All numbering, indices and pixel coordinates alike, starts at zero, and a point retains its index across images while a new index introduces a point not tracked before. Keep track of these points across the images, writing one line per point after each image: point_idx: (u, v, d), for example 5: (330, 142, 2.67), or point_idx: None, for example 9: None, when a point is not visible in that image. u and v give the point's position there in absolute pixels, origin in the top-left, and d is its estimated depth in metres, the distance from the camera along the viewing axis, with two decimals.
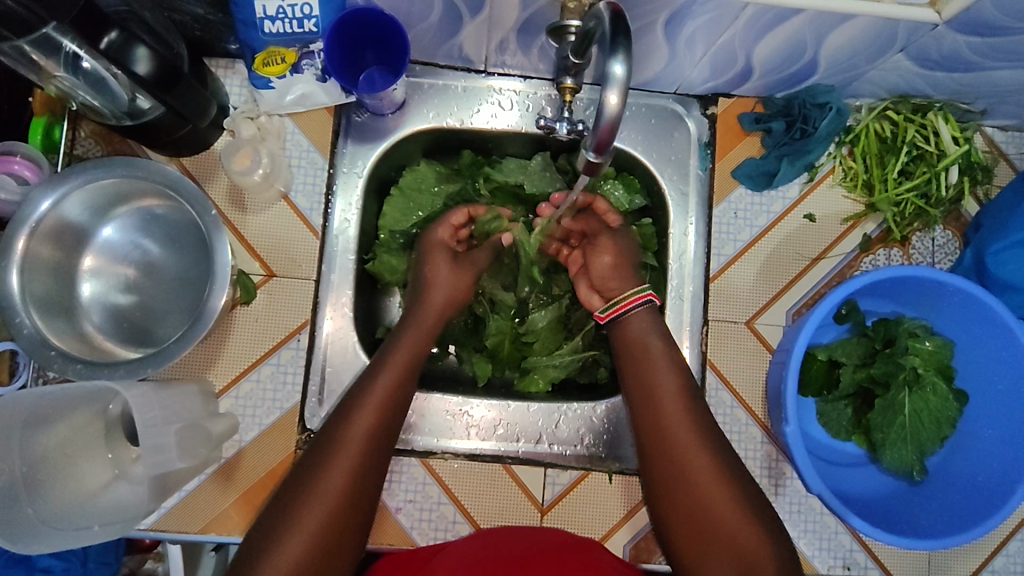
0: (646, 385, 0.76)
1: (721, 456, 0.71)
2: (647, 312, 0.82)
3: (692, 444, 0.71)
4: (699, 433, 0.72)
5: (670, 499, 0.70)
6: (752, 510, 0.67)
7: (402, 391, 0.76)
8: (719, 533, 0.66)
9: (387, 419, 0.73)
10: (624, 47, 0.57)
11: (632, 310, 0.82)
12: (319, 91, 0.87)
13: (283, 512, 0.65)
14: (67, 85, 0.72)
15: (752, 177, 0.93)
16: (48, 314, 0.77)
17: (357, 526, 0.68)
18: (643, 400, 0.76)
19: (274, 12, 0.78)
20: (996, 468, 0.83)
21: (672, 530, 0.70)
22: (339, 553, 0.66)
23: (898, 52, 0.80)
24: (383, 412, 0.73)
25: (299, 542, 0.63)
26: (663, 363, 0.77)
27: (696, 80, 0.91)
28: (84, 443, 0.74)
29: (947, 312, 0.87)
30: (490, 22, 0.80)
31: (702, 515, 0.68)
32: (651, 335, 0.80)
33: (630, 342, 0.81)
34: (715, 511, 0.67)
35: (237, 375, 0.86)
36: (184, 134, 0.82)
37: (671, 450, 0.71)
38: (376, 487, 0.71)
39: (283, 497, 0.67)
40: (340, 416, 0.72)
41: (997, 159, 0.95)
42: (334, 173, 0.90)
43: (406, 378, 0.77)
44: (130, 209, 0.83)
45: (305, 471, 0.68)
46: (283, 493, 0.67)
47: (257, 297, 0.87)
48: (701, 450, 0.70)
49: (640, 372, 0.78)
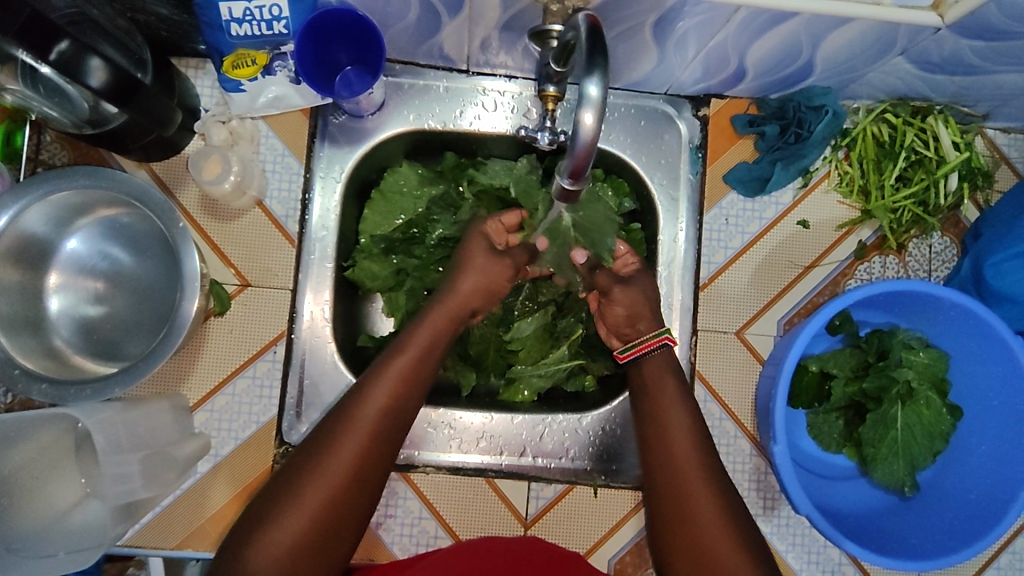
0: (652, 393, 0.78)
1: (712, 466, 0.71)
2: (666, 354, 0.81)
3: (688, 455, 0.72)
4: (690, 436, 0.73)
5: (659, 505, 0.70)
6: (737, 525, 0.67)
7: (409, 390, 0.72)
8: (697, 540, 0.66)
9: (391, 419, 0.69)
10: (599, 67, 0.54)
11: (653, 352, 0.81)
12: (293, 93, 0.84)
13: (266, 509, 0.63)
14: (20, 96, 0.70)
15: (745, 182, 0.90)
16: (12, 331, 0.74)
17: (347, 531, 0.65)
18: (651, 410, 0.76)
19: (240, 14, 0.75)
20: (988, 485, 0.81)
21: (659, 536, 0.69)
22: (323, 557, 0.63)
23: (898, 55, 0.76)
24: (387, 412, 0.69)
25: (282, 542, 0.61)
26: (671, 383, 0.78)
27: (688, 81, 0.87)
28: (53, 461, 0.72)
29: (944, 325, 0.84)
30: (470, 21, 0.76)
31: (681, 514, 0.68)
32: (668, 369, 0.80)
33: (642, 369, 0.81)
34: (696, 518, 0.67)
35: (211, 388, 0.83)
36: (151, 142, 0.78)
37: (669, 458, 0.72)
38: (373, 491, 0.67)
39: (270, 493, 0.64)
40: (341, 413, 0.69)
41: (997, 163, 0.92)
42: (310, 177, 0.87)
43: (413, 377, 0.73)
44: (96, 218, 0.80)
45: (296, 468, 0.65)
46: (268, 493, 0.65)
47: (231, 307, 0.84)
48: (691, 452, 0.72)
49: (652, 387, 0.78)
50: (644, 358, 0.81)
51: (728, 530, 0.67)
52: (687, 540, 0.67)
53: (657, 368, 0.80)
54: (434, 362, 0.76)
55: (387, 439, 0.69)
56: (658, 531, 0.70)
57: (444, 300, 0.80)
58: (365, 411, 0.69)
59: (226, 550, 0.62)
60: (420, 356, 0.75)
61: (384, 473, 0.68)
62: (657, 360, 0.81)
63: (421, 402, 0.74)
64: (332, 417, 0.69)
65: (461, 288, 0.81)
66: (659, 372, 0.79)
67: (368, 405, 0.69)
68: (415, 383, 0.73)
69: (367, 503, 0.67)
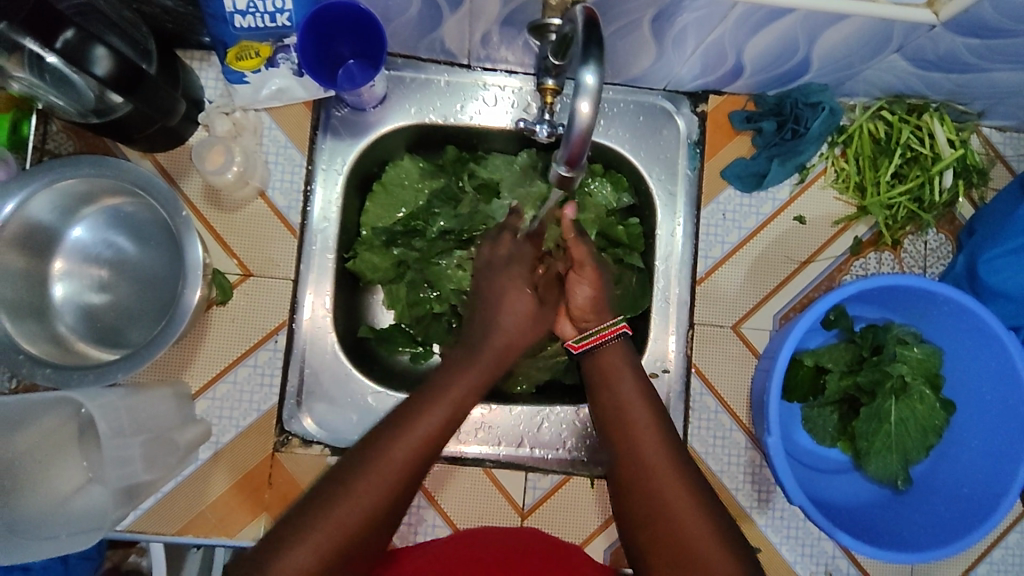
0: (618, 396, 0.73)
1: (675, 451, 0.67)
2: (623, 344, 0.78)
3: (655, 444, 0.67)
4: (660, 432, 0.68)
5: (626, 498, 0.66)
6: (714, 518, 0.62)
7: (464, 413, 0.65)
8: (678, 537, 0.61)
9: (446, 435, 0.62)
10: (596, 57, 0.55)
11: (608, 342, 0.78)
12: (295, 86, 0.85)
13: (295, 522, 0.54)
14: (27, 84, 0.71)
15: (742, 178, 0.91)
16: (17, 316, 0.75)
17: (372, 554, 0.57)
18: (606, 406, 0.73)
19: (244, 6, 0.76)
20: (980, 479, 0.82)
21: (634, 536, 0.64)
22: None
23: (894, 52, 0.77)
24: (442, 429, 0.62)
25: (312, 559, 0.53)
26: (628, 380, 0.75)
27: (686, 77, 0.88)
28: (56, 446, 0.73)
29: (937, 320, 0.85)
30: (471, 15, 0.77)
31: (660, 514, 0.63)
32: (627, 366, 0.76)
33: (595, 361, 0.78)
34: (670, 513, 0.62)
35: (213, 376, 0.84)
36: (155, 132, 0.79)
37: (629, 446, 0.68)
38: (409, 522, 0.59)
39: (301, 506, 0.56)
40: (394, 422, 0.61)
41: (993, 161, 0.93)
42: (312, 169, 0.88)
43: (471, 401, 0.66)
44: (101, 207, 0.81)
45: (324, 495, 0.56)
46: (304, 502, 0.56)
47: (234, 297, 0.85)
48: (661, 448, 0.67)
49: (608, 383, 0.75)
50: (597, 349, 0.78)
51: (709, 525, 0.61)
52: (664, 534, 0.62)
53: (615, 363, 0.77)
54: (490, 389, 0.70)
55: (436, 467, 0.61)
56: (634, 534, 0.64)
57: (490, 319, 0.74)
58: (416, 431, 0.60)
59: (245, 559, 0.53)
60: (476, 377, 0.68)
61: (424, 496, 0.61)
62: (611, 350, 0.78)
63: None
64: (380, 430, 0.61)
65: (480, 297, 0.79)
66: (612, 371, 0.76)
67: (424, 422, 0.61)
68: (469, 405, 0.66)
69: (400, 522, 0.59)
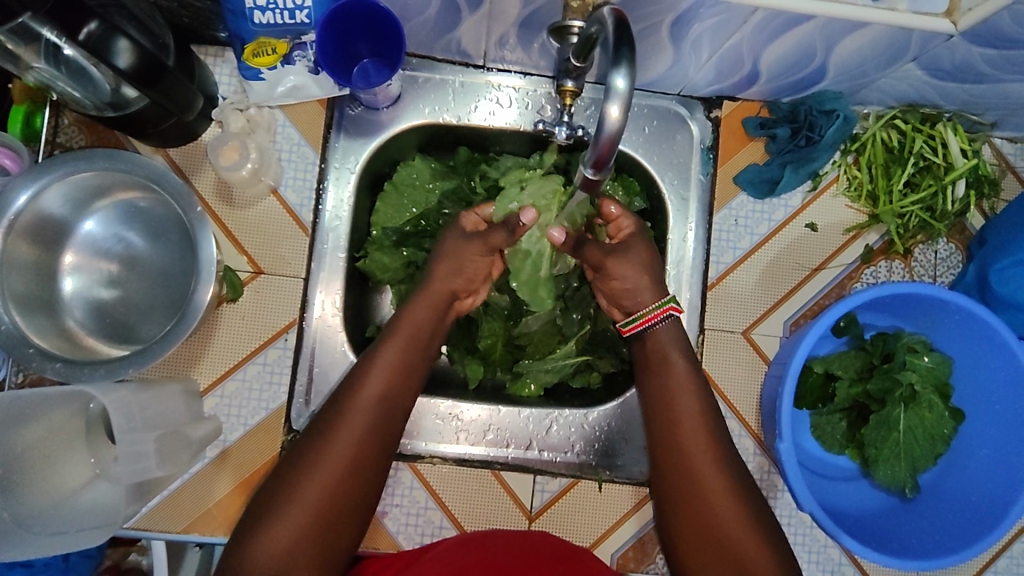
0: (666, 379, 0.77)
1: (715, 436, 0.73)
2: (670, 326, 0.79)
3: (699, 437, 0.73)
4: (705, 427, 0.73)
5: (667, 481, 0.73)
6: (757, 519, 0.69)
7: (405, 377, 0.74)
8: (720, 533, 0.68)
9: (386, 403, 0.71)
10: (627, 58, 0.55)
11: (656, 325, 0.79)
12: (311, 83, 0.85)
13: (262, 510, 0.64)
14: (46, 76, 0.71)
15: (755, 183, 0.91)
16: (27, 309, 0.74)
17: (347, 523, 0.66)
18: (659, 388, 0.77)
19: (264, 2, 0.76)
20: (987, 486, 0.82)
21: (675, 522, 0.71)
22: (327, 549, 0.64)
23: (910, 61, 0.77)
24: (377, 402, 0.70)
25: (285, 541, 0.62)
26: (675, 361, 0.77)
27: (701, 82, 0.88)
28: (63, 442, 0.72)
29: (948, 328, 0.85)
30: (490, 16, 0.77)
31: (701, 509, 0.70)
32: (671, 347, 0.79)
33: (647, 345, 0.80)
34: (713, 508, 0.69)
35: (222, 373, 0.84)
36: (170, 127, 0.79)
37: (676, 436, 0.73)
38: (373, 483, 0.68)
39: (267, 494, 0.65)
40: (334, 405, 0.70)
41: (1004, 172, 0.93)
42: (325, 168, 0.88)
43: (408, 363, 0.74)
44: (113, 202, 0.81)
45: (284, 472, 0.66)
46: (268, 491, 0.66)
47: (244, 294, 0.85)
48: (705, 441, 0.72)
49: (659, 366, 0.78)
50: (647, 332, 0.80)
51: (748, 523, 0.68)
52: (704, 527, 0.69)
53: (661, 344, 0.79)
54: (425, 349, 0.77)
55: (380, 434, 0.70)
56: (673, 522, 0.72)
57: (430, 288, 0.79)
58: (354, 411, 0.69)
59: (229, 551, 0.63)
60: (409, 341, 0.75)
61: (382, 460, 0.70)
62: (661, 332, 0.79)
63: (413, 390, 0.75)
64: (325, 413, 0.70)
65: (435, 274, 0.80)
66: (663, 353, 0.78)
67: (358, 397, 0.70)
68: (407, 369, 0.74)
69: (370, 489, 0.68)
